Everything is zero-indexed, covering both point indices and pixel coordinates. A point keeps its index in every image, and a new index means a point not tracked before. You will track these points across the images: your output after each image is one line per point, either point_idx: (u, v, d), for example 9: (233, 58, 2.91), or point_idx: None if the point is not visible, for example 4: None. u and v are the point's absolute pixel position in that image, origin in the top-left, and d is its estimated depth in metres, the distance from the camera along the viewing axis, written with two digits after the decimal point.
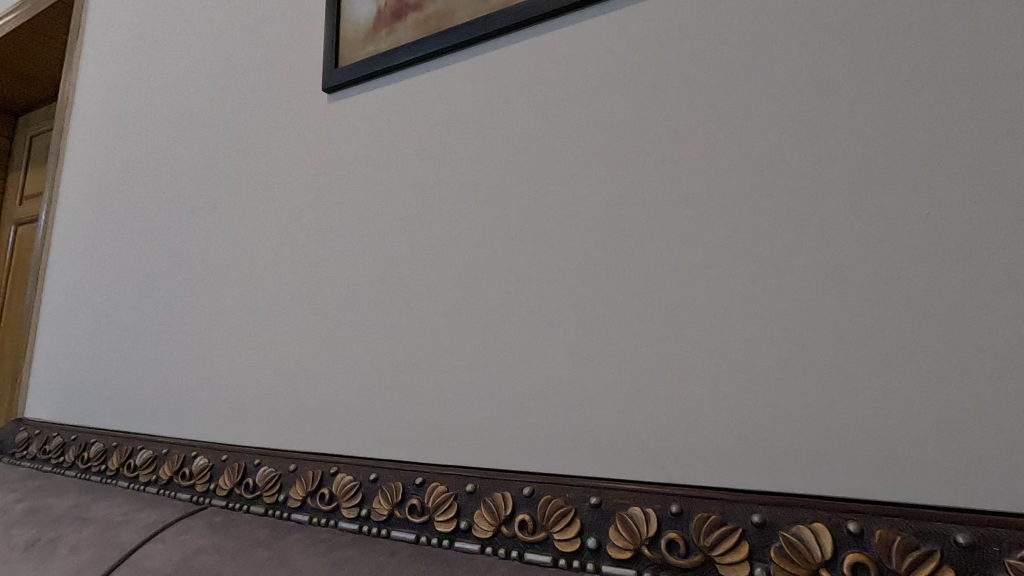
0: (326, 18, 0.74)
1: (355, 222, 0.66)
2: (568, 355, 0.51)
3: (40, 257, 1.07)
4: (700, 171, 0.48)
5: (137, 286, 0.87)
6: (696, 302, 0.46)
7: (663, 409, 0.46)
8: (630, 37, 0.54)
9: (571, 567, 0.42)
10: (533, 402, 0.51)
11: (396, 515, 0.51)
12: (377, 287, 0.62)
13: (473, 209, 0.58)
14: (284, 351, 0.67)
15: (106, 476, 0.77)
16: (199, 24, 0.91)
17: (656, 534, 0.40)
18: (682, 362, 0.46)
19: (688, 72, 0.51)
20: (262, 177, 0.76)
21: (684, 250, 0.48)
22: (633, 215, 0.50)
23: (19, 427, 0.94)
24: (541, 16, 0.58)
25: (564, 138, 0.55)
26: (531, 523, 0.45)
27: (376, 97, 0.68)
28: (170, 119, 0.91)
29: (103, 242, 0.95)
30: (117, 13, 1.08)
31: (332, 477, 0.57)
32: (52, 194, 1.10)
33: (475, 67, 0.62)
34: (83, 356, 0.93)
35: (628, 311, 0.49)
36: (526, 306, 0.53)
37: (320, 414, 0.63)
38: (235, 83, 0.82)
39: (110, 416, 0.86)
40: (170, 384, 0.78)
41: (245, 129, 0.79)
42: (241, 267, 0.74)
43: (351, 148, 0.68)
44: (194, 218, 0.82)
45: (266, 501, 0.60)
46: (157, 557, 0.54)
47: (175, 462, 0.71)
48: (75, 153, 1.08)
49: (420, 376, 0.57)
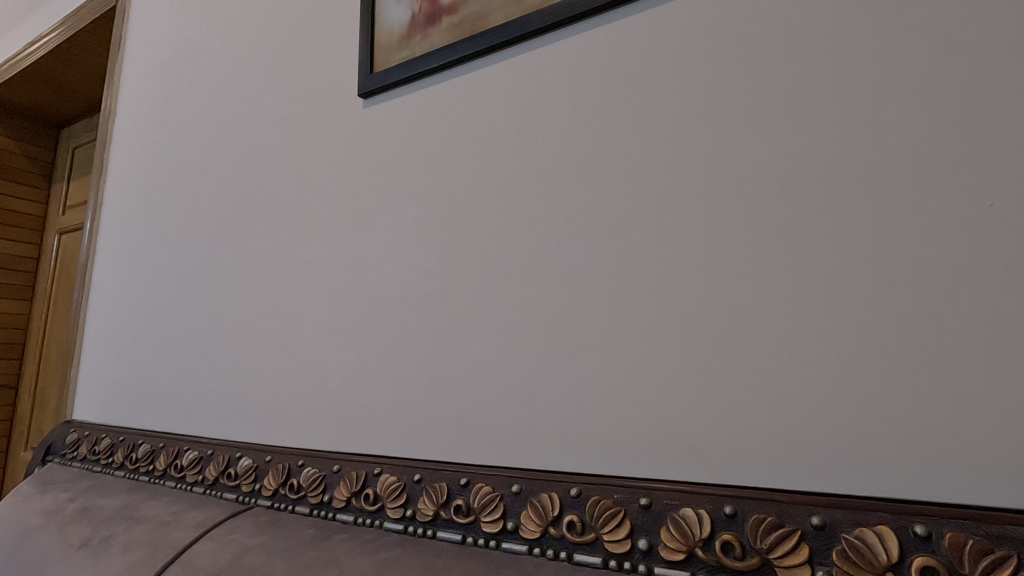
0: (361, 24, 0.75)
1: (392, 225, 0.67)
2: (612, 356, 0.50)
3: (85, 265, 1.11)
4: (746, 168, 0.48)
5: (179, 291, 0.90)
6: (743, 300, 0.46)
7: (710, 408, 0.45)
8: (669, 34, 0.53)
9: (622, 568, 0.42)
10: (576, 404, 0.51)
11: (442, 515, 0.52)
12: (416, 289, 0.63)
13: (511, 211, 0.58)
14: (324, 353, 0.68)
15: (154, 476, 0.79)
16: (237, 33, 0.93)
17: (710, 536, 0.40)
18: (731, 361, 0.45)
19: (730, 67, 0.50)
20: (300, 183, 0.77)
21: (729, 247, 0.47)
22: (676, 212, 0.50)
23: (70, 429, 0.98)
24: (577, 16, 0.58)
25: (602, 137, 0.55)
26: (580, 524, 0.45)
27: (412, 101, 0.69)
28: (209, 127, 0.93)
29: (146, 249, 0.98)
30: (157, 27, 1.11)
31: (376, 477, 0.58)
32: (96, 204, 1.13)
33: (511, 68, 0.62)
34: (129, 359, 0.96)
35: (673, 311, 0.48)
36: (567, 307, 0.53)
37: (360, 416, 0.64)
38: (272, 91, 0.84)
39: (154, 418, 0.88)
40: (213, 386, 0.80)
41: (283, 135, 0.81)
42: (280, 271, 0.76)
43: (387, 152, 0.69)
44: (234, 223, 0.84)
45: (311, 501, 0.61)
46: (208, 556, 0.56)
47: (220, 462, 0.72)
48: (118, 163, 1.11)
49: (461, 377, 0.58)
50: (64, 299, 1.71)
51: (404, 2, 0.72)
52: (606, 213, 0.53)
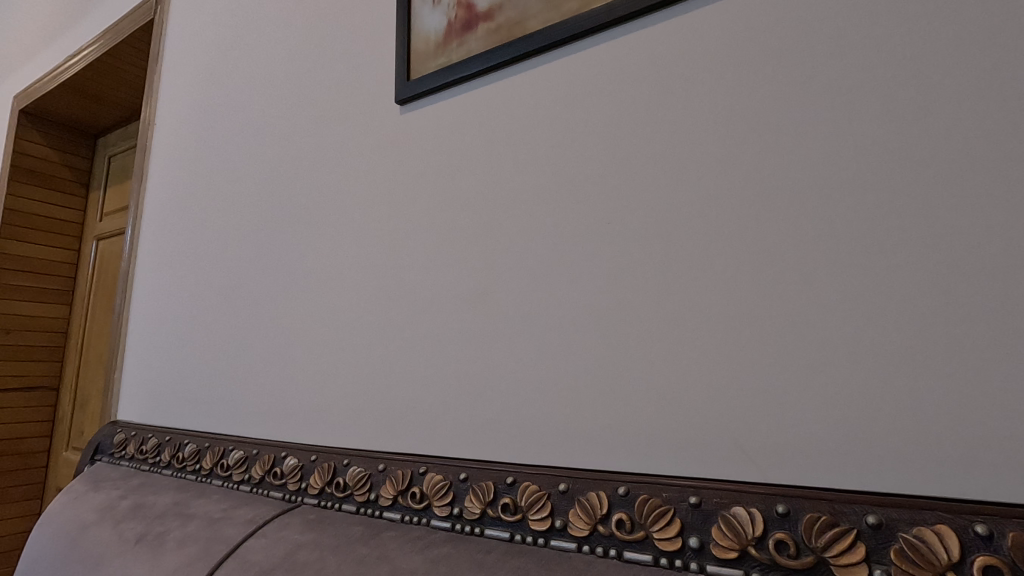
0: (398, 31, 0.76)
1: (431, 229, 0.68)
2: (656, 357, 0.51)
3: (127, 270, 1.15)
4: (790, 169, 0.48)
5: (220, 294, 0.92)
6: (789, 301, 0.46)
7: (757, 409, 0.46)
8: (709, 38, 0.54)
9: (673, 566, 0.43)
10: (619, 404, 0.52)
11: (489, 513, 0.53)
12: (456, 292, 0.64)
13: (551, 214, 0.59)
14: (365, 355, 0.70)
15: (201, 475, 0.82)
16: (274, 43, 0.95)
17: (762, 534, 0.40)
18: (778, 361, 0.45)
19: (772, 69, 0.50)
20: (338, 188, 0.79)
21: (774, 248, 0.47)
22: (718, 214, 0.50)
23: (116, 429, 1.02)
24: (615, 20, 0.58)
25: (642, 140, 0.56)
26: (629, 522, 0.46)
27: (450, 107, 0.70)
28: (247, 134, 0.96)
29: (187, 253, 1.01)
30: (195, 38, 1.14)
31: (421, 476, 0.59)
32: (136, 211, 1.17)
33: (548, 73, 0.63)
34: (170, 361, 0.99)
35: (717, 312, 0.49)
36: (609, 309, 0.54)
37: (403, 416, 0.65)
38: (309, 99, 0.86)
39: (197, 418, 0.91)
40: (255, 386, 0.82)
41: (320, 142, 0.83)
42: (319, 275, 0.78)
43: (425, 158, 0.71)
44: (273, 229, 0.86)
45: (358, 499, 0.63)
46: (261, 552, 0.57)
47: (265, 461, 0.75)
48: (158, 171, 1.15)
49: (503, 378, 0.59)
50: (102, 303, 1.76)
51: (440, 9, 0.73)
52: (647, 215, 0.54)
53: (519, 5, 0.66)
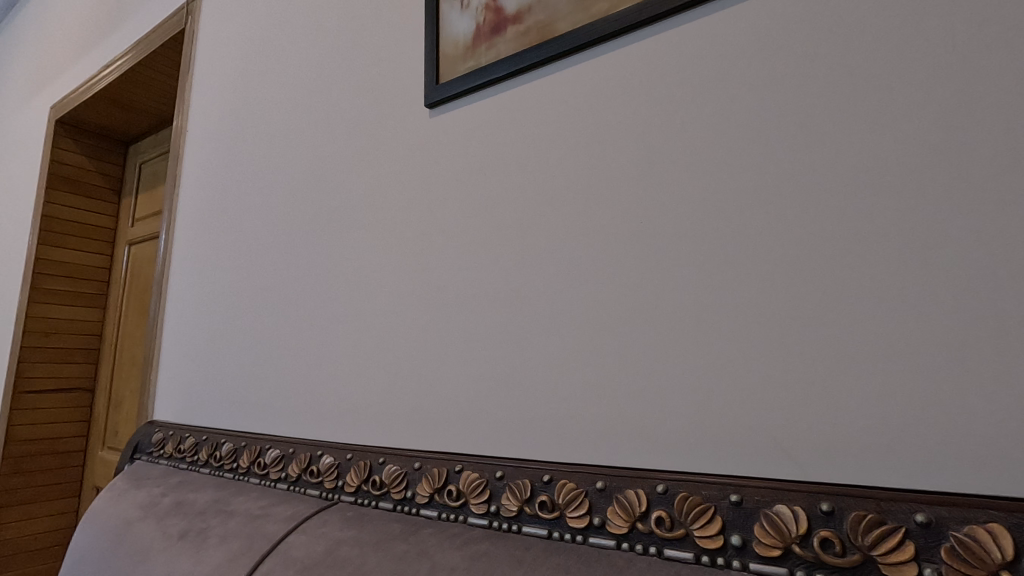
0: (426, 35, 0.77)
1: (461, 231, 0.69)
2: (690, 357, 0.51)
3: (160, 274, 1.18)
4: (826, 167, 0.47)
5: (253, 296, 0.95)
6: (829, 298, 0.46)
7: (797, 407, 0.45)
8: (742, 35, 0.54)
9: (715, 563, 0.43)
10: (654, 403, 0.52)
11: (526, 511, 0.54)
12: (487, 293, 0.65)
13: (582, 214, 0.60)
14: (397, 355, 0.71)
15: (239, 473, 0.85)
16: (304, 50, 0.97)
17: (806, 532, 0.40)
18: (818, 359, 0.45)
19: (807, 65, 0.50)
20: (368, 192, 0.80)
21: (811, 246, 0.47)
22: (753, 212, 0.50)
23: (154, 428, 1.05)
24: (645, 20, 0.59)
25: (673, 140, 0.56)
26: (669, 520, 0.46)
27: (479, 110, 0.71)
28: (277, 139, 0.98)
29: (220, 256, 1.04)
30: (224, 47, 1.17)
31: (457, 474, 0.60)
32: (169, 216, 1.20)
33: (578, 75, 0.63)
34: (204, 362, 1.01)
35: (753, 312, 0.49)
36: (642, 308, 0.54)
37: (435, 416, 0.66)
38: (339, 104, 0.88)
39: (231, 418, 0.93)
40: (289, 386, 0.84)
41: (350, 146, 0.84)
42: (350, 277, 0.79)
43: (454, 160, 0.72)
44: (305, 232, 0.88)
45: (394, 497, 0.65)
46: (303, 548, 0.59)
47: (301, 460, 0.76)
48: (191, 176, 1.18)
49: (535, 378, 0.59)
50: (135, 307, 1.81)
51: (468, 13, 0.74)
52: (679, 214, 0.54)
53: (547, 7, 0.67)
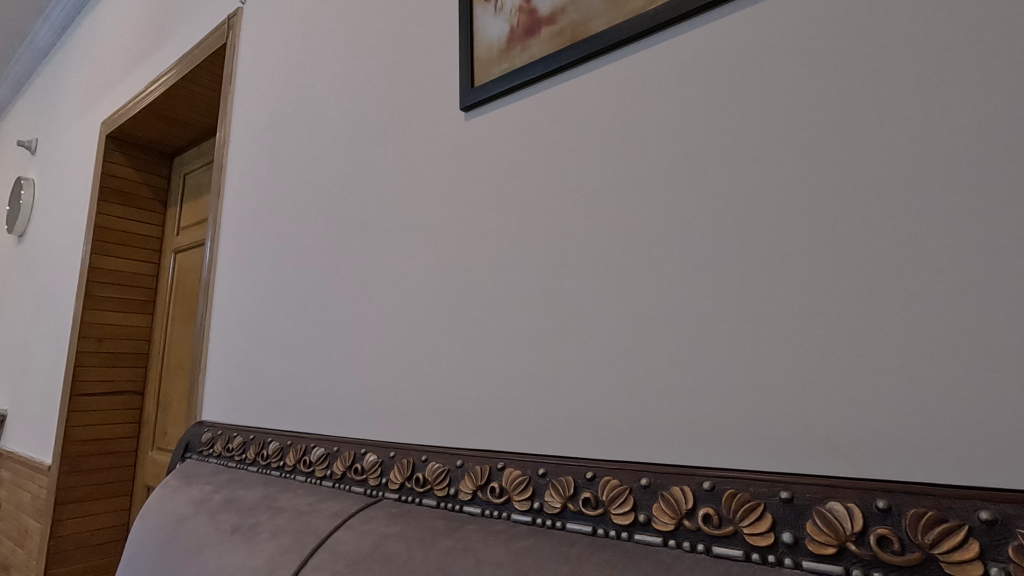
0: (460, 40, 0.78)
1: (498, 232, 0.70)
2: (733, 354, 0.50)
3: (206, 279, 1.22)
4: (873, 157, 0.46)
5: (295, 299, 0.98)
6: (878, 291, 0.44)
7: (848, 403, 0.44)
8: (782, 26, 0.52)
9: (766, 561, 0.43)
10: (696, 402, 0.51)
11: (570, 508, 0.55)
12: (524, 294, 0.66)
13: (620, 213, 0.60)
14: (437, 355, 0.73)
15: (285, 471, 0.87)
16: (341, 58, 1.00)
17: (862, 530, 0.40)
18: (869, 354, 0.44)
19: (853, 53, 0.48)
20: (406, 195, 0.82)
21: (859, 238, 0.46)
22: (797, 204, 0.49)
23: (203, 428, 1.09)
24: (681, 16, 0.58)
25: (711, 136, 0.55)
26: (717, 517, 0.46)
27: (514, 112, 0.72)
28: (317, 146, 1.01)
29: (264, 261, 1.07)
30: (264, 60, 1.21)
31: (500, 472, 0.61)
32: (214, 224, 1.24)
33: (613, 74, 0.63)
34: (250, 364, 1.05)
35: (798, 308, 0.48)
36: (682, 304, 0.54)
37: (476, 415, 0.67)
38: (376, 110, 0.90)
39: (276, 417, 0.96)
40: (332, 386, 0.86)
41: (387, 152, 0.86)
42: (389, 279, 0.81)
43: (490, 162, 0.73)
44: (345, 237, 0.90)
45: (438, 494, 0.66)
46: (350, 543, 0.60)
47: (346, 458, 0.78)
48: (234, 185, 1.22)
49: (575, 377, 0.60)
50: (182, 313, 1.88)
51: (502, 16, 0.75)
52: (719, 210, 0.53)
53: (581, 7, 0.67)
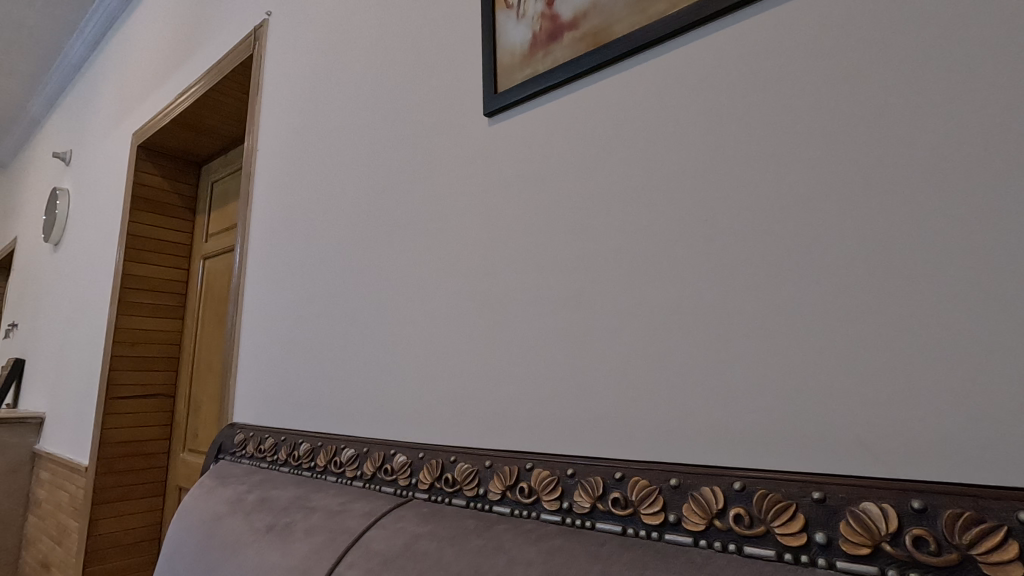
0: (483, 46, 0.79)
1: (523, 236, 0.71)
2: (760, 355, 0.50)
3: (236, 285, 1.26)
4: (900, 156, 0.46)
5: (324, 303, 1.00)
6: (908, 291, 0.44)
7: (880, 404, 0.44)
8: (807, 26, 0.52)
9: (799, 561, 0.43)
10: (724, 403, 0.52)
11: (599, 508, 0.55)
12: (550, 296, 0.67)
13: (644, 216, 0.60)
14: (464, 357, 0.74)
15: (316, 471, 0.90)
16: (365, 66, 1.02)
17: (897, 530, 0.40)
18: (901, 355, 0.44)
19: (879, 52, 0.48)
20: (431, 200, 0.83)
21: (890, 238, 0.45)
22: (825, 204, 0.49)
23: (235, 430, 1.12)
24: (704, 19, 0.58)
25: (735, 137, 0.55)
26: (748, 518, 0.46)
27: (538, 117, 0.73)
28: (343, 152, 1.03)
29: (292, 266, 1.10)
30: (290, 70, 1.23)
31: (529, 472, 0.62)
32: (243, 230, 1.27)
33: (636, 77, 0.64)
34: (279, 367, 1.08)
35: (825, 308, 0.48)
36: (708, 305, 0.54)
37: (503, 416, 0.68)
38: (401, 117, 0.92)
39: (306, 419, 0.98)
40: (361, 389, 0.88)
41: (412, 158, 0.88)
42: (416, 282, 0.83)
43: (514, 166, 0.74)
44: (372, 242, 0.92)
45: (467, 494, 0.67)
46: (383, 541, 0.62)
47: (376, 459, 0.80)
48: (261, 193, 1.25)
49: (601, 378, 0.60)
50: (211, 318, 1.92)
51: (525, 22, 0.76)
52: (744, 212, 0.54)
53: (604, 11, 0.67)
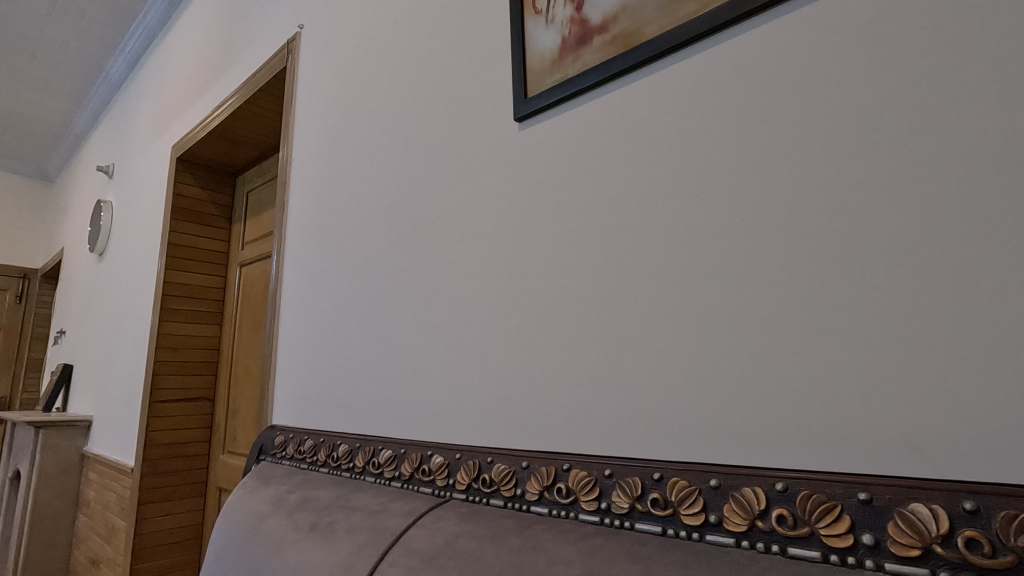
0: (513, 53, 0.80)
1: (556, 239, 0.72)
2: (800, 355, 0.50)
3: (273, 291, 1.29)
4: (943, 152, 0.45)
5: (359, 308, 1.02)
6: (954, 289, 0.43)
7: (926, 404, 0.43)
8: (843, 21, 0.52)
9: (846, 563, 0.43)
10: (763, 403, 0.51)
11: (638, 508, 0.56)
12: (583, 299, 0.67)
13: (677, 217, 0.60)
14: (498, 360, 0.75)
15: (355, 472, 0.92)
16: (396, 76, 1.04)
17: (948, 532, 0.39)
18: (949, 353, 0.43)
19: (920, 44, 0.47)
20: (463, 205, 0.85)
21: (934, 234, 0.45)
22: (865, 201, 0.48)
23: (275, 432, 1.15)
24: (736, 18, 0.58)
25: (770, 136, 0.55)
26: (792, 518, 0.46)
27: (568, 121, 0.73)
28: (376, 160, 1.05)
29: (328, 272, 1.13)
30: (323, 80, 1.27)
31: (566, 473, 0.63)
32: (279, 238, 1.31)
33: (667, 78, 0.64)
34: (316, 371, 1.10)
35: (868, 307, 0.47)
36: (745, 305, 0.54)
37: (539, 417, 0.69)
38: (433, 124, 0.93)
39: (343, 421, 1.01)
40: (397, 391, 0.90)
41: (444, 164, 0.90)
42: (450, 286, 0.84)
43: (545, 170, 0.75)
44: (405, 247, 0.94)
45: (505, 494, 0.68)
46: (424, 540, 0.63)
47: (413, 460, 0.82)
48: (297, 201, 1.28)
49: (637, 379, 0.61)
50: (248, 324, 1.98)
51: (554, 27, 0.77)
52: (781, 211, 0.53)
53: (633, 14, 0.67)
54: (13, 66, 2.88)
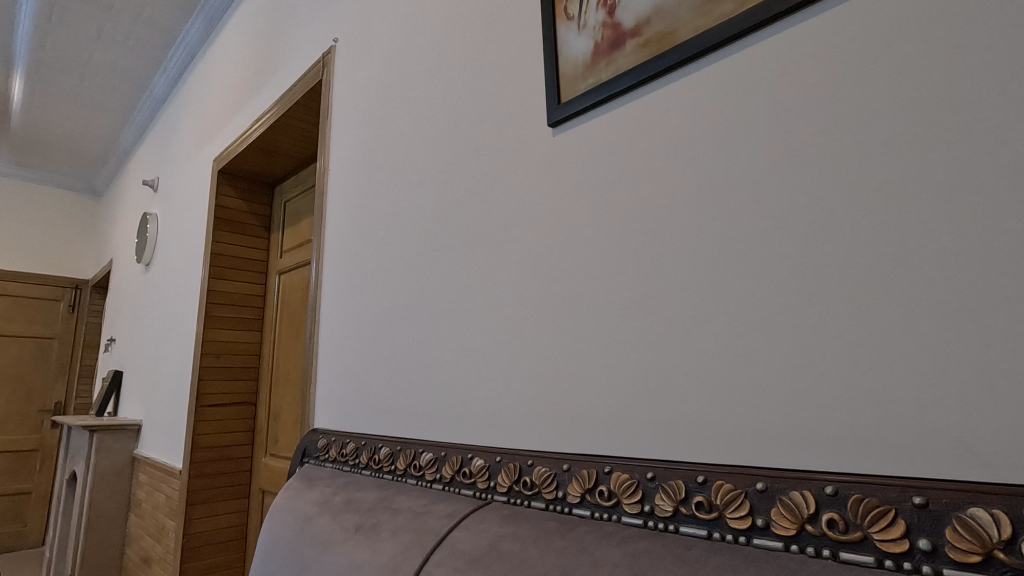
0: (546, 59, 0.81)
1: (592, 243, 0.72)
2: (848, 357, 0.49)
3: (313, 298, 1.33)
4: (995, 146, 0.44)
5: (397, 313, 1.04)
6: (1010, 288, 0.42)
7: (982, 405, 0.42)
8: (886, 16, 0.51)
9: (901, 569, 0.42)
10: (810, 405, 0.51)
11: (683, 511, 0.56)
12: (622, 301, 0.67)
13: (716, 218, 0.60)
14: (537, 363, 0.76)
15: (397, 474, 0.94)
16: (430, 86, 1.06)
17: (1012, 537, 0.38)
18: (1007, 352, 0.41)
19: (970, 36, 0.46)
20: (499, 211, 0.86)
21: (987, 231, 0.43)
22: (912, 198, 0.47)
23: (318, 435, 1.18)
24: (772, 17, 0.57)
25: (811, 134, 0.54)
26: (843, 522, 0.45)
27: (603, 126, 0.74)
28: (411, 169, 1.08)
29: (366, 278, 1.15)
30: (358, 92, 1.30)
31: (608, 476, 0.63)
32: (318, 246, 1.35)
33: (703, 79, 0.64)
34: (357, 375, 1.13)
35: (919, 307, 0.46)
36: (789, 306, 0.53)
37: (579, 421, 0.69)
38: (467, 132, 0.95)
39: (384, 424, 1.03)
40: (437, 395, 0.92)
41: (479, 171, 0.91)
42: (487, 291, 0.86)
43: (580, 175, 0.75)
44: (442, 253, 0.96)
45: (546, 497, 0.69)
46: (468, 541, 0.64)
47: (454, 463, 0.83)
48: (335, 210, 1.32)
49: (678, 382, 0.60)
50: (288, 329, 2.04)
51: (586, 32, 0.77)
52: (823, 210, 0.52)
53: (667, 17, 0.67)
54: (65, 87, 3.04)
